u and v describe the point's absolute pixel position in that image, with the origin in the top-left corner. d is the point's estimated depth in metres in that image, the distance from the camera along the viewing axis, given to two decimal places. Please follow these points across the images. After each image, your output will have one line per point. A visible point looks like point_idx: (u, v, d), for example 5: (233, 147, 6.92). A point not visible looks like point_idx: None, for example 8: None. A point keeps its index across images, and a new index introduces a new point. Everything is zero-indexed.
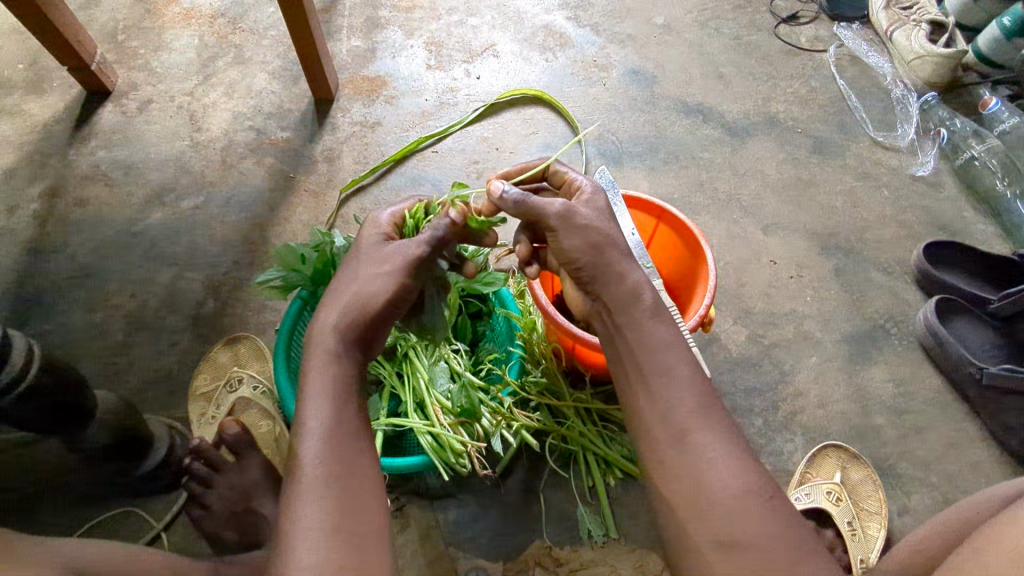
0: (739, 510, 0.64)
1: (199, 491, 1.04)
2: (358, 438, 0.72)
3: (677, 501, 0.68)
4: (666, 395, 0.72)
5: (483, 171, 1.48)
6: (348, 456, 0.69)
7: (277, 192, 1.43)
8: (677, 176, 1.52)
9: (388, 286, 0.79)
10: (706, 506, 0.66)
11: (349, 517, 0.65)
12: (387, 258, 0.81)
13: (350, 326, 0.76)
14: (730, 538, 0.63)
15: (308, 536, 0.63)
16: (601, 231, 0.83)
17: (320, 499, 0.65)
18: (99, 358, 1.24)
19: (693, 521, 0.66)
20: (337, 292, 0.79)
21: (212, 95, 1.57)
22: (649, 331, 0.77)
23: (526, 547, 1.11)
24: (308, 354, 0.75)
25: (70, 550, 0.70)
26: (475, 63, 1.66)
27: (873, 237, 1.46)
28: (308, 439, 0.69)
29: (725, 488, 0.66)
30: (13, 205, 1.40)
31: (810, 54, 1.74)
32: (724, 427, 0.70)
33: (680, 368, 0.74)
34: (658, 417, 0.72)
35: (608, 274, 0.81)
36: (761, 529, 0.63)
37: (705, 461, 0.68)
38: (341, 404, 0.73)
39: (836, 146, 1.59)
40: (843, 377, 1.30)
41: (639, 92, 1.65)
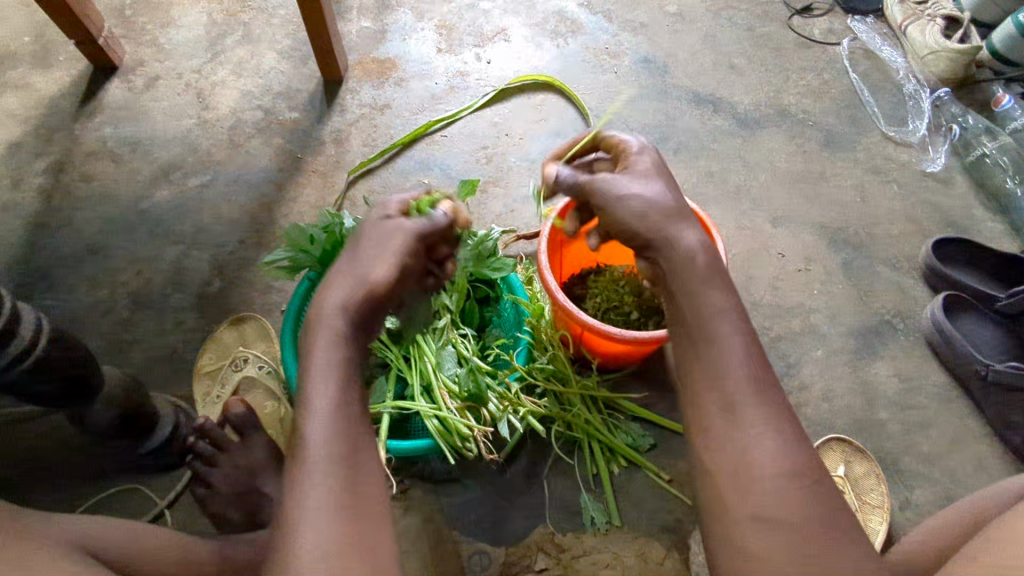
0: (783, 488, 0.59)
1: (203, 471, 1.04)
2: (363, 418, 0.67)
3: (716, 473, 0.62)
4: (717, 362, 0.65)
5: (493, 157, 1.48)
6: (353, 437, 0.65)
7: (285, 172, 1.42)
8: (687, 167, 1.51)
9: (392, 270, 0.73)
10: (748, 482, 0.60)
11: (356, 501, 0.62)
12: (387, 240, 0.76)
13: (358, 304, 0.71)
14: (771, 517, 0.58)
15: (312, 517, 0.60)
16: (650, 194, 0.78)
17: (325, 481, 0.62)
18: (104, 335, 1.23)
19: (734, 497, 0.60)
20: (345, 269, 0.73)
21: (221, 73, 1.55)
22: (707, 294, 0.69)
23: (529, 533, 1.11)
24: (313, 329, 0.69)
25: (84, 527, 0.71)
26: (486, 48, 1.65)
27: (881, 233, 1.46)
28: (313, 419, 0.64)
29: (771, 465, 0.60)
30: (18, 179, 1.39)
31: (823, 47, 1.73)
32: (775, 402, 0.64)
33: (732, 335, 0.66)
34: (709, 386, 0.65)
35: (655, 235, 0.75)
36: (805, 514, 0.58)
37: (751, 436, 0.61)
38: (348, 383, 0.68)
39: (847, 140, 1.58)
40: (848, 371, 1.30)
41: (651, 81, 1.64)
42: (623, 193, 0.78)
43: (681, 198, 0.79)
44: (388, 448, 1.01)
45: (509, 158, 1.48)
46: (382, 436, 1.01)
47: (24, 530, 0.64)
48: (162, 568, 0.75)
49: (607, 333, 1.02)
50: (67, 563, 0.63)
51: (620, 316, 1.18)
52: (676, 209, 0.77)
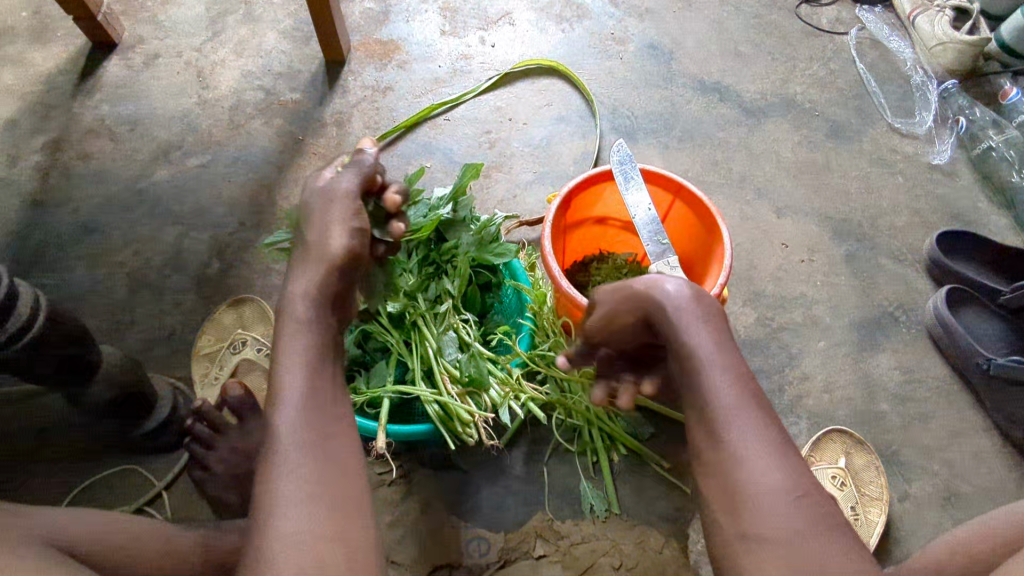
0: (766, 507, 0.62)
1: (201, 453, 1.03)
2: (334, 404, 0.71)
3: (715, 503, 0.65)
4: (703, 397, 0.68)
5: (496, 142, 1.46)
6: (324, 420, 0.68)
7: (286, 154, 1.41)
8: (691, 155, 1.50)
9: (345, 234, 0.79)
10: (739, 504, 0.63)
11: (328, 482, 0.64)
12: (336, 202, 0.81)
13: (320, 287, 0.78)
14: (762, 535, 0.61)
15: (287, 500, 0.62)
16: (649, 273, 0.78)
17: (297, 467, 0.64)
18: (102, 315, 1.22)
19: (729, 519, 0.63)
20: (306, 258, 0.80)
21: (221, 53, 1.53)
22: (690, 334, 0.71)
23: (528, 519, 1.11)
24: (284, 319, 0.76)
25: (54, 522, 0.66)
26: (491, 31, 1.63)
27: (885, 225, 1.45)
28: (284, 405, 0.68)
29: (759, 487, 0.63)
30: (15, 156, 1.37)
31: (830, 37, 1.71)
32: (760, 424, 0.66)
33: (713, 367, 0.69)
34: (699, 423, 0.68)
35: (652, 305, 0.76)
36: (793, 528, 0.61)
37: (737, 463, 0.64)
38: (316, 369, 0.72)
39: (853, 131, 1.57)
40: (849, 363, 1.30)
41: (657, 67, 1.62)
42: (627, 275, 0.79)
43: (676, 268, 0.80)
44: (388, 431, 1.02)
45: (512, 144, 1.47)
46: (383, 420, 1.00)
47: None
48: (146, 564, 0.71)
49: None
50: (36, 560, 0.59)
51: None
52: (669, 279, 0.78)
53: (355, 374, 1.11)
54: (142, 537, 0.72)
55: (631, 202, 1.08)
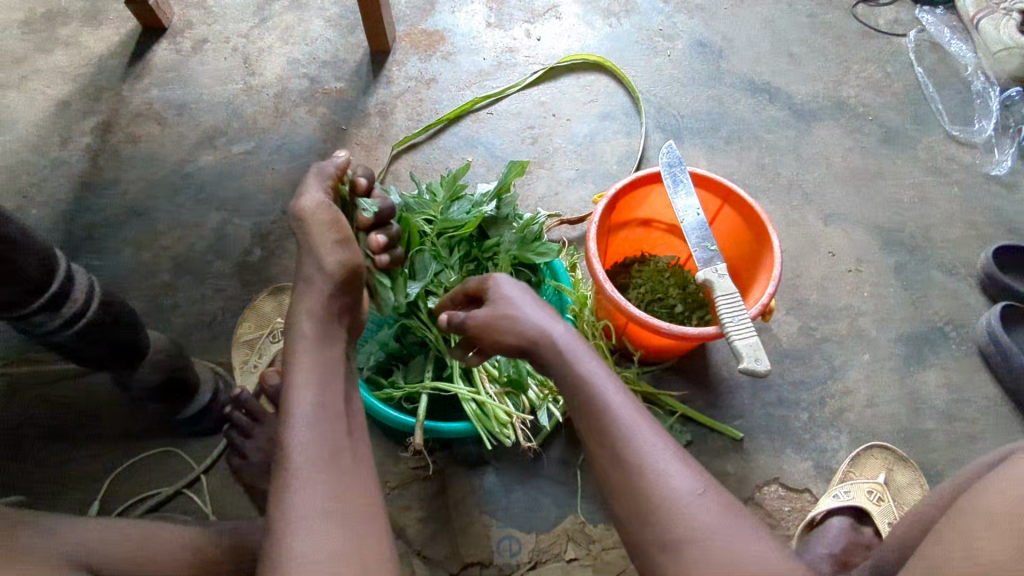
0: (675, 510, 0.60)
1: (239, 441, 1.04)
2: (344, 420, 0.70)
3: (629, 522, 0.63)
4: (594, 419, 0.67)
5: (538, 137, 1.44)
6: (335, 439, 0.68)
7: (329, 143, 1.41)
8: (738, 157, 1.47)
9: (336, 254, 0.80)
10: (650, 517, 0.61)
11: (342, 501, 0.63)
12: (315, 220, 0.81)
13: (323, 306, 0.79)
14: (690, 546, 0.59)
15: (305, 522, 0.61)
16: (524, 307, 0.77)
17: (312, 487, 0.63)
18: (146, 298, 1.24)
19: (654, 539, 0.61)
20: (307, 279, 0.81)
21: (268, 39, 1.53)
22: (573, 361, 0.71)
23: (559, 521, 1.10)
24: (292, 340, 0.76)
25: (82, 538, 0.67)
26: (537, 24, 1.60)
27: (938, 236, 1.40)
28: (295, 424, 0.67)
29: (667, 492, 0.61)
30: (66, 137, 1.40)
31: (888, 38, 1.65)
32: (652, 431, 0.65)
33: (601, 386, 0.68)
34: (600, 448, 0.66)
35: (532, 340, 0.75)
36: (718, 531, 0.59)
37: (647, 479, 0.62)
38: (324, 386, 0.72)
39: (908, 137, 1.52)
40: (895, 378, 1.26)
41: (705, 66, 1.59)
42: (505, 313, 0.77)
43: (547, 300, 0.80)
44: (427, 428, 1.01)
45: (555, 140, 1.45)
46: (421, 416, 0.99)
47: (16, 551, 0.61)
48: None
49: (654, 327, 1.00)
50: None
51: (664, 308, 1.15)
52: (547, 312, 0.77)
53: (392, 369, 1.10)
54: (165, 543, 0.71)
55: (679, 207, 1.06)
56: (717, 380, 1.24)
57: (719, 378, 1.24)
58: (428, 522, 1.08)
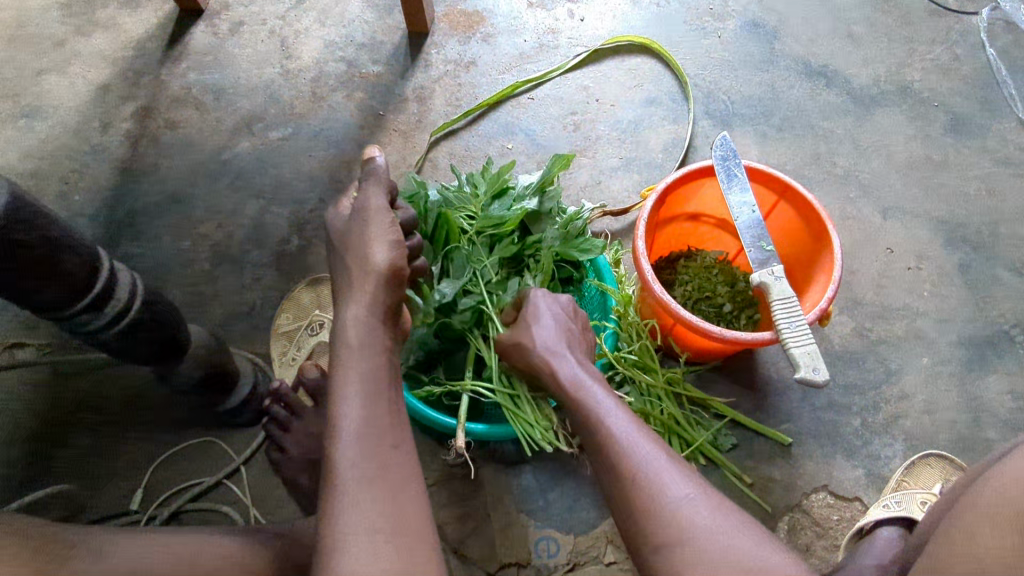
0: (661, 512, 0.64)
1: (278, 435, 1.03)
2: (391, 433, 0.68)
3: (626, 529, 0.67)
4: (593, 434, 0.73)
5: (581, 124, 1.39)
6: (382, 454, 0.66)
7: (366, 130, 1.38)
8: (792, 146, 1.39)
9: (386, 252, 0.78)
10: (640, 521, 0.65)
11: (392, 518, 0.62)
12: (374, 218, 0.80)
13: (369, 311, 0.77)
14: (671, 539, 0.62)
15: (353, 539, 0.60)
16: (539, 325, 0.87)
17: (360, 502, 0.62)
18: (185, 287, 1.24)
19: (642, 535, 0.65)
20: (351, 284, 0.79)
21: (305, 21, 1.50)
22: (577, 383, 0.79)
23: (598, 523, 1.08)
24: (338, 349, 0.75)
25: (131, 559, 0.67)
26: (580, 4, 1.54)
27: (1006, 232, 1.32)
28: (341, 438, 0.66)
29: (652, 495, 0.65)
30: (107, 123, 1.39)
31: (957, 17, 1.54)
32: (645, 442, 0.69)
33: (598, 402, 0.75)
34: (596, 454, 0.72)
35: (544, 357, 0.83)
36: (708, 529, 0.62)
37: (636, 482, 0.67)
38: (369, 399, 0.70)
39: (976, 125, 1.42)
40: (955, 384, 1.20)
41: (758, 48, 1.50)
42: (523, 334, 0.88)
43: (565, 319, 0.89)
44: (467, 429, 0.99)
45: (598, 126, 1.40)
46: (462, 418, 0.97)
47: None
48: None
49: (703, 331, 0.95)
50: None
51: (712, 308, 1.10)
52: (559, 330, 0.86)
53: (432, 365, 1.08)
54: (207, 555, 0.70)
55: (733, 203, 1.00)
56: (765, 381, 1.19)
57: (766, 379, 1.19)
58: (465, 520, 1.07)
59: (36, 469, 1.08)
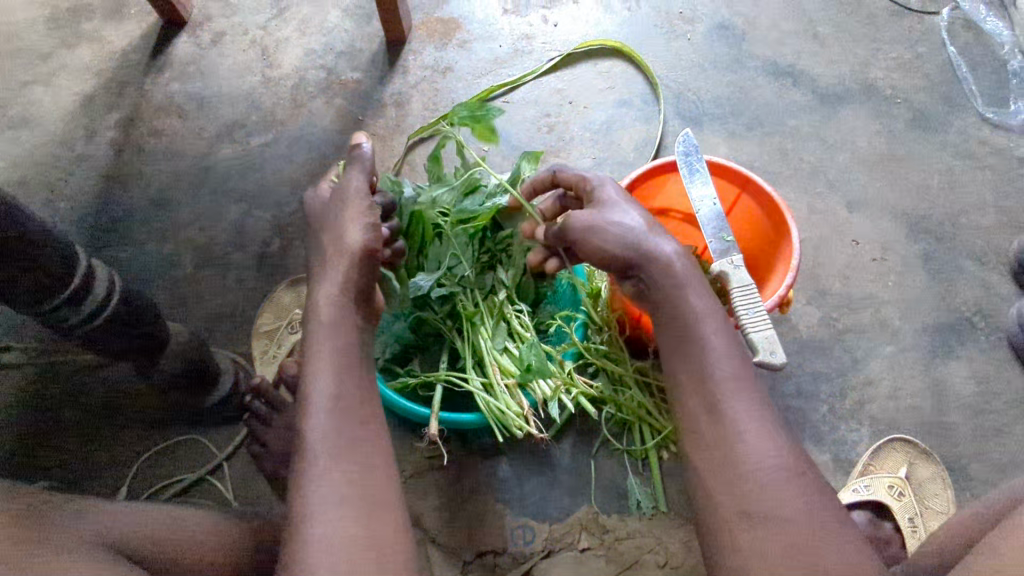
0: (767, 484, 0.68)
1: (259, 430, 1.06)
2: (362, 408, 0.71)
3: (715, 482, 0.70)
4: (704, 370, 0.74)
5: (555, 126, 1.43)
6: (350, 428, 0.69)
7: (345, 135, 1.42)
8: (759, 143, 1.44)
9: (360, 231, 0.80)
10: (736, 480, 0.69)
11: (358, 490, 0.65)
12: (350, 202, 0.82)
13: (342, 290, 0.78)
14: (766, 511, 0.67)
15: (322, 509, 0.63)
16: (627, 218, 0.81)
17: (327, 474, 0.65)
18: (169, 290, 1.27)
19: (729, 496, 0.69)
20: (325, 263, 0.80)
21: (285, 31, 1.54)
22: (693, 307, 0.77)
23: (572, 511, 1.11)
24: (310, 326, 0.76)
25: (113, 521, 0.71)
26: (554, 9, 1.58)
27: (968, 223, 1.36)
28: (313, 412, 0.69)
29: (758, 462, 0.69)
30: (91, 132, 1.43)
31: (919, 16, 1.59)
32: (756, 403, 0.73)
33: (716, 341, 0.75)
34: (703, 390, 0.74)
35: (636, 252, 0.79)
36: (805, 511, 0.66)
37: (743, 440, 0.70)
38: (340, 374, 0.72)
39: (938, 120, 1.46)
40: (919, 369, 1.23)
41: (726, 49, 1.55)
42: (598, 219, 0.81)
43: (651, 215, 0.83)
44: (441, 419, 1.02)
45: (571, 128, 1.44)
46: (434, 408, 1.00)
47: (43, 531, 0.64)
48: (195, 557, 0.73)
49: None
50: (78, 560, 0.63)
51: None
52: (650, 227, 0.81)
53: (408, 358, 1.12)
54: (194, 531, 0.75)
55: (695, 196, 1.03)
56: None
57: None
58: (444, 510, 1.10)
59: (24, 467, 1.11)
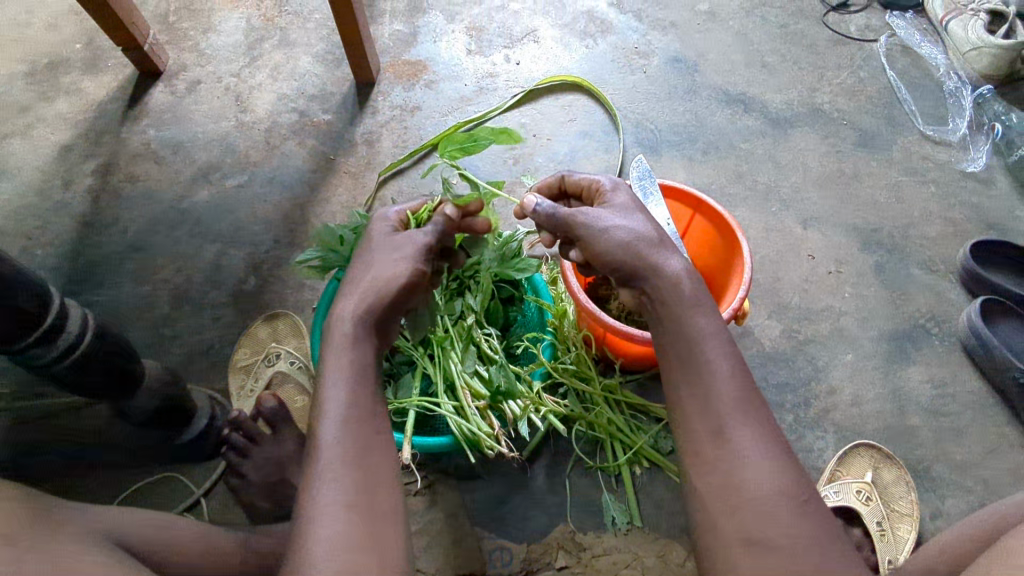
0: (770, 509, 0.66)
1: (237, 462, 1.08)
2: (375, 421, 0.73)
3: (715, 504, 0.69)
4: (707, 390, 0.74)
5: (520, 158, 1.49)
6: (364, 437, 0.71)
7: (318, 174, 1.47)
8: (716, 167, 1.50)
9: (406, 268, 0.81)
10: (738, 505, 0.67)
11: (366, 496, 0.67)
12: (399, 243, 0.84)
13: (367, 309, 0.78)
14: (768, 537, 0.65)
15: (327, 513, 0.65)
16: (634, 228, 0.84)
17: (337, 480, 0.67)
18: (146, 329, 1.29)
19: (732, 520, 0.67)
20: (354, 282, 0.80)
21: (258, 77, 1.60)
22: (695, 327, 0.77)
23: (549, 530, 1.13)
24: (329, 340, 0.77)
25: (109, 522, 0.75)
26: (516, 49, 1.66)
27: (916, 235, 1.42)
28: (328, 420, 0.71)
29: (760, 487, 0.67)
30: (69, 180, 1.46)
31: (859, 44, 1.69)
32: (760, 426, 0.71)
33: (720, 360, 0.75)
34: (706, 410, 0.73)
35: (643, 264, 0.82)
36: (806, 539, 0.64)
37: (746, 460, 0.69)
38: (357, 388, 0.74)
39: (883, 139, 1.55)
40: (878, 376, 1.28)
41: (681, 80, 1.63)
42: (606, 225, 0.84)
43: (659, 227, 0.86)
44: (413, 442, 1.04)
45: (536, 159, 1.50)
46: (407, 432, 1.02)
47: (51, 525, 0.69)
48: (186, 560, 0.79)
49: (626, 334, 1.03)
50: (83, 547, 0.68)
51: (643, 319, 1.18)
52: (659, 240, 0.84)
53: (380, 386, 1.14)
54: (183, 539, 0.80)
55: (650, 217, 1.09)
56: None
57: None
58: (421, 535, 1.11)
59: None
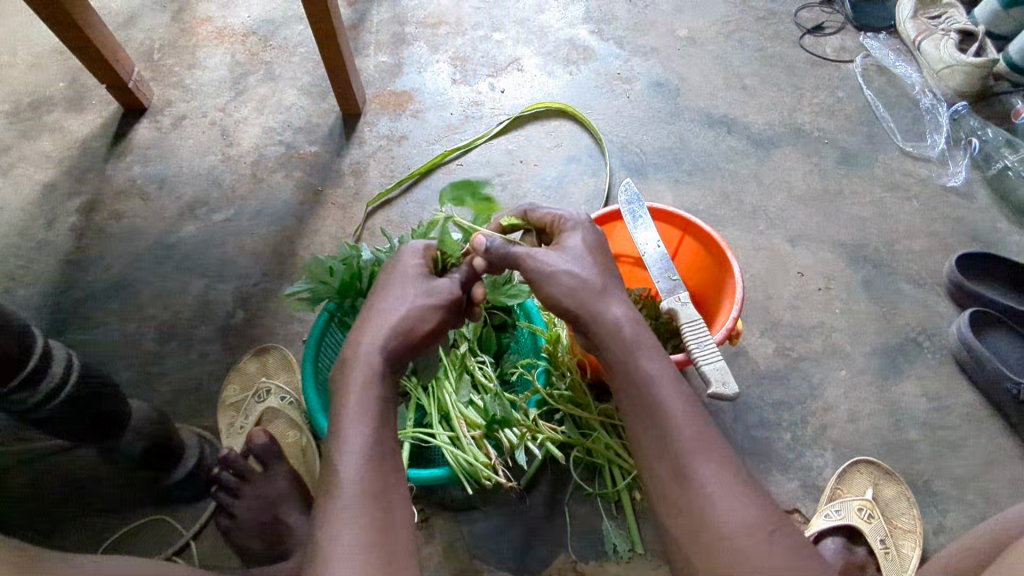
0: (740, 544, 0.64)
1: (228, 502, 1.05)
2: (393, 456, 0.72)
3: (690, 549, 0.67)
4: (663, 431, 0.73)
5: (507, 184, 1.50)
6: (384, 475, 0.69)
7: (306, 206, 1.46)
8: (702, 188, 1.52)
9: (434, 314, 0.81)
10: (711, 545, 0.65)
11: (386, 535, 0.65)
12: (423, 280, 0.83)
13: (390, 344, 0.77)
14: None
15: (343, 552, 0.62)
16: (575, 271, 0.83)
17: (356, 518, 0.65)
18: (132, 368, 1.27)
19: (708, 563, 0.65)
20: (378, 314, 0.79)
21: (243, 111, 1.60)
22: (644, 370, 0.77)
23: (549, 561, 1.11)
24: (347, 372, 0.75)
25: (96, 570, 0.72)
26: (500, 77, 1.68)
27: (903, 249, 1.44)
28: (347, 456, 0.69)
29: (728, 524, 0.65)
30: (52, 219, 1.45)
31: (836, 65, 1.73)
32: (720, 460, 0.70)
33: (670, 399, 0.74)
34: (664, 454, 0.72)
35: (586, 313, 0.81)
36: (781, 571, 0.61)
37: (711, 498, 0.67)
38: (379, 426, 0.72)
39: (864, 157, 1.57)
40: (873, 392, 1.28)
41: (664, 104, 1.65)
42: (552, 269, 0.83)
43: (608, 271, 0.85)
44: (410, 476, 1.00)
45: (524, 184, 1.50)
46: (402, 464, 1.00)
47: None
48: None
49: None
50: None
51: None
52: (603, 284, 0.83)
53: None
54: None
55: (639, 239, 1.08)
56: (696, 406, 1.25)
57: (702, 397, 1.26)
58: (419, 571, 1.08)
59: None
